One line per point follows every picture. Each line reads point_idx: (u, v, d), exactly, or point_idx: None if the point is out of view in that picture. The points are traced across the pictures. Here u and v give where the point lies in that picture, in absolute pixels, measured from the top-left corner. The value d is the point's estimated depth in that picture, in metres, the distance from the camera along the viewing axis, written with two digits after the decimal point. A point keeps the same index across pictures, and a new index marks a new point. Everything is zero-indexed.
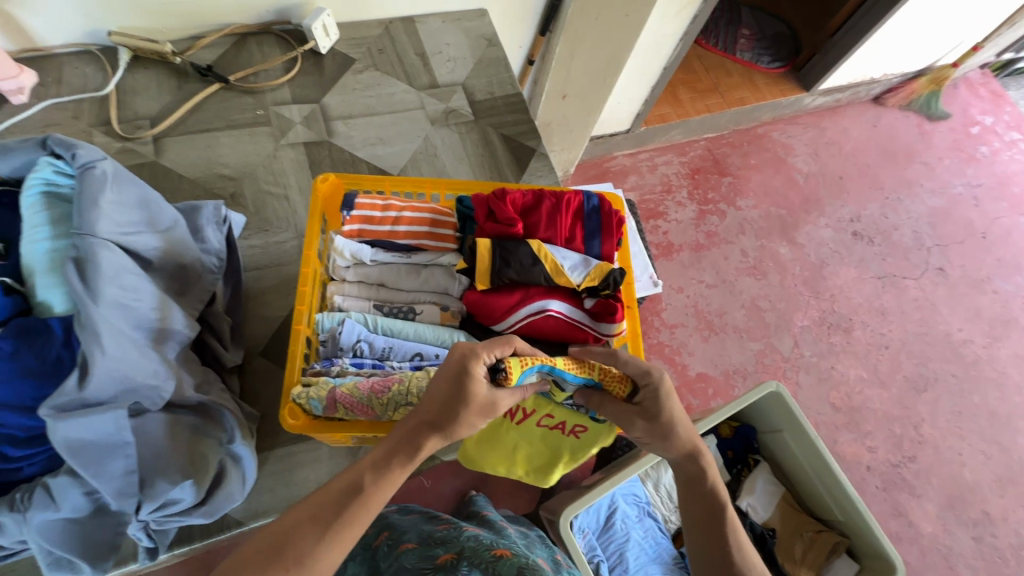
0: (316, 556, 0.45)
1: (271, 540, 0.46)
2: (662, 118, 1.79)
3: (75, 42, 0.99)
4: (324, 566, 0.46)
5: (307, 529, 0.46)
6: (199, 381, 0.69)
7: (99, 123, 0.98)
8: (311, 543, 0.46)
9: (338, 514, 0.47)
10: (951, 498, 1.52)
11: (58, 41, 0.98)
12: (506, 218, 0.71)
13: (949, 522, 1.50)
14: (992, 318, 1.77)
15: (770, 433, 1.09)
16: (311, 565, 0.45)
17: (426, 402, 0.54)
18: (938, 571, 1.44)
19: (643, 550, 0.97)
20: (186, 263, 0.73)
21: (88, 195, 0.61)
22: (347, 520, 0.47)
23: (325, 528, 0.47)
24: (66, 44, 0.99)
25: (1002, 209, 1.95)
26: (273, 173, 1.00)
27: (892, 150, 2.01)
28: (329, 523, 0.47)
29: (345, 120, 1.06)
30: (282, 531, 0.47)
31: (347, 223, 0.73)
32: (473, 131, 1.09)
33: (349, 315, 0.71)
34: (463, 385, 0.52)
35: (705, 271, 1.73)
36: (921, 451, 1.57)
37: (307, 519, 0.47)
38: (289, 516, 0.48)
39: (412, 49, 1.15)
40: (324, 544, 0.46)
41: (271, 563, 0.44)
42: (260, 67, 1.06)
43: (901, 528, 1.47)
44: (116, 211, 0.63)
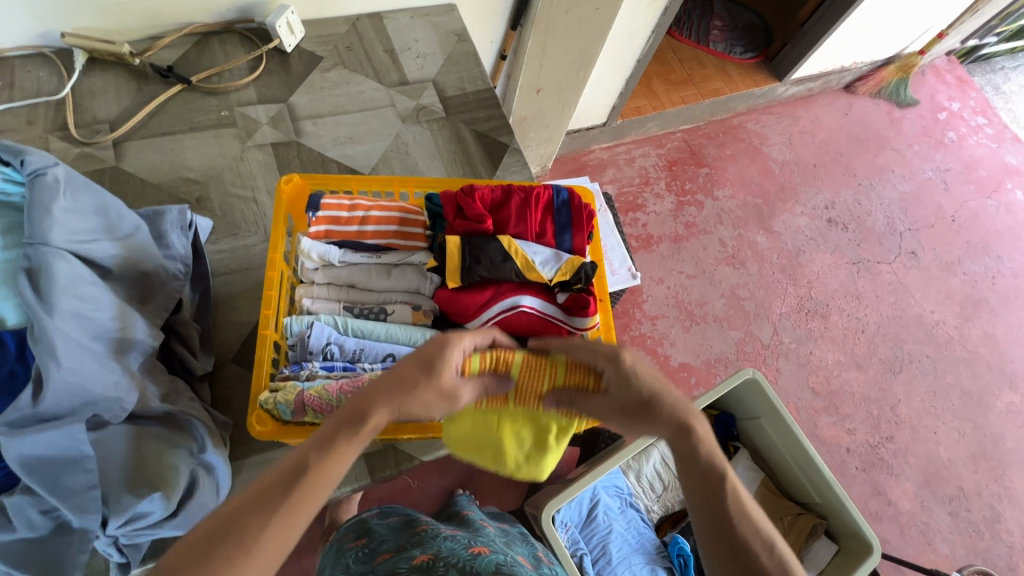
0: (259, 539, 0.43)
1: (216, 524, 0.44)
2: (638, 111, 1.80)
3: (27, 45, 0.96)
4: (271, 548, 0.44)
5: (250, 513, 0.44)
6: (165, 391, 0.68)
7: (55, 128, 0.94)
8: (256, 527, 0.44)
9: (283, 495, 0.45)
10: (928, 475, 1.56)
11: (8, 44, 0.95)
12: (475, 214, 0.71)
13: (927, 499, 1.54)
14: (963, 299, 1.82)
15: (749, 421, 1.10)
16: (256, 548, 0.43)
17: (383, 375, 0.52)
18: (917, 548, 1.47)
19: (626, 541, 0.98)
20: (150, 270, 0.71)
21: (39, 204, 0.59)
22: (292, 500, 0.45)
23: (272, 511, 0.45)
24: (18, 47, 0.95)
25: (971, 193, 2.00)
26: (240, 175, 0.97)
27: (863, 138, 2.05)
28: (279, 503, 0.45)
29: (314, 119, 1.04)
30: (232, 515, 0.44)
31: (312, 224, 0.72)
32: (445, 128, 1.08)
33: (318, 318, 0.69)
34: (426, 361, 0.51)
35: (684, 262, 1.75)
36: (898, 431, 1.60)
37: (251, 505, 0.45)
38: (240, 495, 0.46)
39: (380, 46, 1.13)
40: (269, 526, 0.44)
41: (213, 550, 0.42)
42: (224, 67, 1.03)
43: (881, 507, 1.51)
44: (70, 219, 0.61)
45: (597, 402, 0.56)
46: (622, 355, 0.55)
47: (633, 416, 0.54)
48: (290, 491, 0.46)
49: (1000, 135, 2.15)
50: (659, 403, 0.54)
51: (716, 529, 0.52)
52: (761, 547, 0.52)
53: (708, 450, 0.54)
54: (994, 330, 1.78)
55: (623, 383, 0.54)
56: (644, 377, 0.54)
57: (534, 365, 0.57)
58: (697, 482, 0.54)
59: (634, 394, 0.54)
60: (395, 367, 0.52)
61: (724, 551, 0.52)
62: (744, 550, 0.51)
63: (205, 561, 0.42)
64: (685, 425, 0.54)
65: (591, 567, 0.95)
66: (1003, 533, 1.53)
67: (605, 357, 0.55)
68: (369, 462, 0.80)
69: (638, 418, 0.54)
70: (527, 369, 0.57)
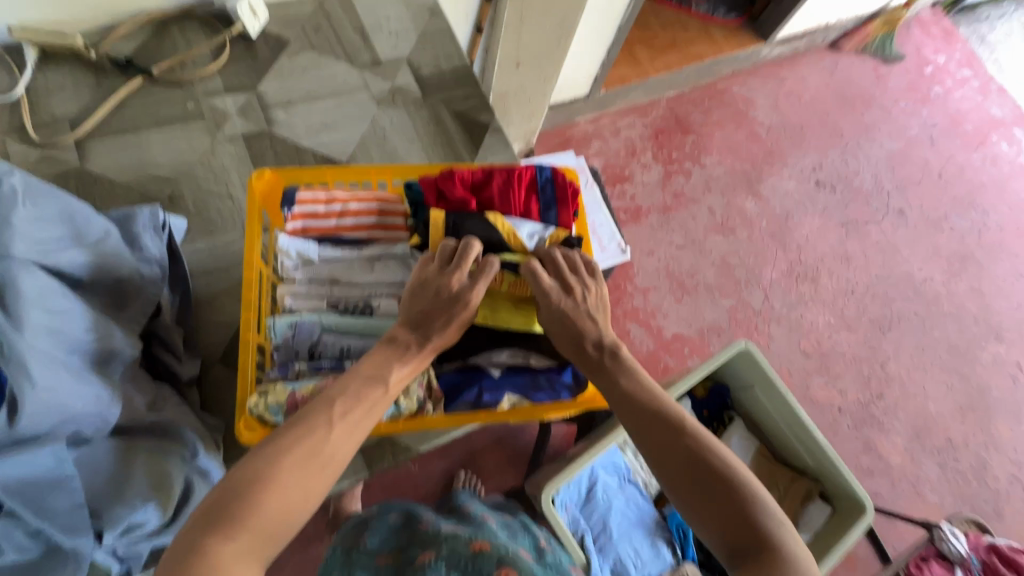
0: (328, 442, 0.51)
1: (290, 436, 0.50)
2: (621, 80, 1.77)
3: None
4: (337, 453, 0.51)
5: (319, 418, 0.52)
6: (151, 399, 0.66)
7: (13, 130, 0.90)
8: (325, 429, 0.51)
9: (349, 408, 0.54)
10: (917, 429, 1.60)
11: None
12: (458, 197, 0.69)
13: (916, 452, 1.57)
14: (950, 254, 1.83)
15: (742, 390, 1.11)
16: (324, 448, 0.50)
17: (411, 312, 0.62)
18: (907, 499, 1.52)
19: (625, 517, 1.00)
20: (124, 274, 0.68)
21: None
22: (354, 411, 0.54)
23: (337, 419, 0.53)
24: None
25: (957, 147, 1.99)
26: (212, 170, 0.94)
27: (849, 97, 2.02)
28: (345, 421, 0.53)
29: (285, 107, 1.00)
30: (302, 430, 0.51)
31: (289, 220, 0.70)
32: (423, 109, 1.05)
33: (300, 317, 0.66)
34: (434, 306, 0.61)
35: (674, 232, 1.73)
36: (888, 388, 1.63)
37: (318, 411, 0.53)
38: (307, 414, 0.52)
39: (349, 26, 1.08)
40: (336, 432, 0.52)
41: (291, 445, 0.49)
42: (186, 56, 0.98)
43: (873, 462, 1.54)
44: (34, 228, 0.59)
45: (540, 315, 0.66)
46: (575, 291, 0.65)
47: (572, 347, 0.64)
48: (354, 410, 0.54)
49: (986, 87, 2.13)
50: (596, 340, 0.64)
51: (663, 444, 0.54)
52: (704, 446, 0.53)
53: (652, 390, 0.59)
54: (980, 285, 1.80)
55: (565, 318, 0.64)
56: (581, 308, 0.65)
57: (509, 276, 0.67)
58: (648, 428, 0.56)
59: (572, 329, 0.64)
60: (413, 309, 0.62)
61: (676, 467, 0.52)
62: (690, 456, 0.52)
63: (283, 453, 0.49)
64: (622, 358, 0.63)
65: (592, 544, 0.97)
66: (990, 480, 1.58)
67: (561, 289, 0.65)
68: (366, 456, 0.80)
69: (587, 363, 0.63)
70: (505, 283, 0.67)
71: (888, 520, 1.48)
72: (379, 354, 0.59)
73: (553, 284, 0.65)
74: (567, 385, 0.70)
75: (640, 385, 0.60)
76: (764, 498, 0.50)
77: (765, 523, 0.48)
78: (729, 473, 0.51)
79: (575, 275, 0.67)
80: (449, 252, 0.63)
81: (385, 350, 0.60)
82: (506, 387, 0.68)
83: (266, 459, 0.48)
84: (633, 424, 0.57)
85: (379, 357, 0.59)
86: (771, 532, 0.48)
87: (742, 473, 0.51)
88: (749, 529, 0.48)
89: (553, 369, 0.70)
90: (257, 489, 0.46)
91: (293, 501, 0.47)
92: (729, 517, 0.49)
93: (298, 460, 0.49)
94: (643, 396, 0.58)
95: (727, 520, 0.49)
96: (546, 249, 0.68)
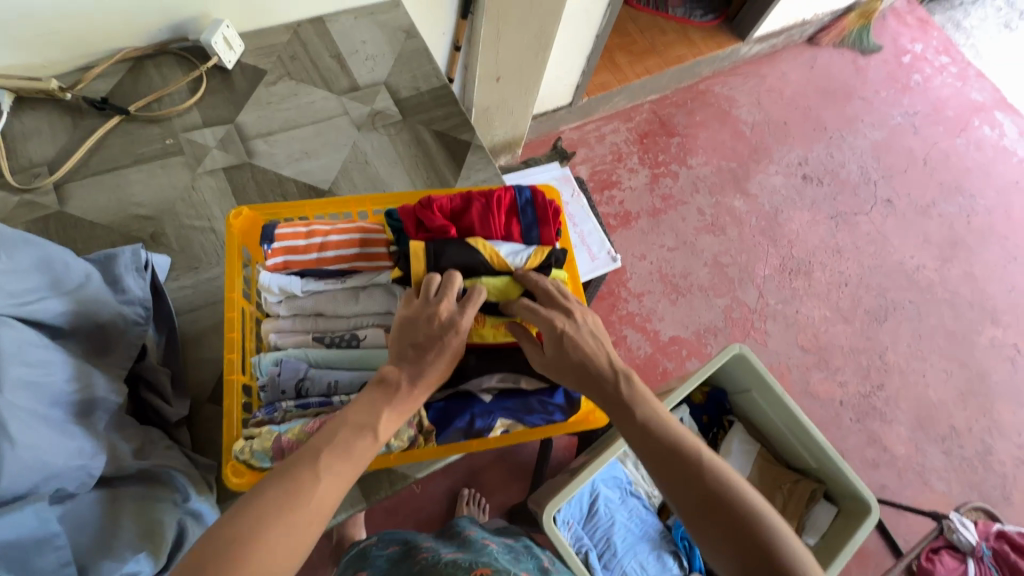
0: (316, 490, 0.49)
1: (276, 491, 0.48)
2: (603, 87, 1.78)
3: None
4: (325, 502, 0.49)
5: (307, 465, 0.50)
6: (138, 445, 0.65)
7: None
8: (312, 477, 0.49)
9: (338, 452, 0.52)
10: (920, 417, 1.59)
11: None
12: (438, 226, 0.69)
13: (920, 441, 1.57)
14: (940, 240, 1.83)
15: (739, 394, 1.10)
16: (312, 498, 0.48)
17: (404, 347, 0.61)
18: (915, 489, 1.51)
19: (630, 531, 0.99)
20: (110, 321, 0.68)
21: None
22: (343, 456, 0.52)
23: (326, 466, 0.50)
24: None
25: (940, 133, 2.00)
26: (194, 206, 0.93)
27: (830, 91, 2.03)
28: (335, 467, 0.51)
29: (265, 137, 1.00)
30: (290, 481, 0.49)
31: (269, 257, 0.68)
32: (404, 131, 1.05)
33: (285, 354, 0.67)
34: (426, 339, 0.61)
35: (665, 235, 1.73)
36: (887, 378, 1.63)
37: (305, 459, 0.50)
38: (295, 463, 0.50)
39: (326, 52, 1.08)
40: (323, 479, 0.50)
41: (278, 499, 0.47)
42: (163, 92, 0.98)
43: (878, 454, 1.54)
44: (9, 281, 0.60)
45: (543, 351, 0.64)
46: (575, 319, 0.64)
47: (575, 377, 0.61)
48: (346, 455, 0.52)
49: (964, 72, 2.15)
50: (603, 366, 0.61)
51: (681, 479, 0.53)
52: (720, 479, 0.52)
53: (664, 420, 0.57)
54: (972, 269, 1.80)
55: (567, 348, 0.62)
56: (590, 339, 0.63)
57: (492, 318, 0.69)
58: (663, 463, 0.54)
59: (578, 358, 0.61)
60: (402, 344, 0.61)
61: (695, 504, 0.51)
62: (709, 491, 0.51)
63: (271, 506, 0.47)
64: (633, 383, 0.60)
65: (598, 561, 0.95)
66: (996, 464, 1.57)
67: (561, 320, 0.64)
68: (363, 486, 0.79)
69: (598, 391, 0.60)
70: (490, 326, 0.69)
71: (896, 511, 1.47)
72: (370, 396, 0.57)
73: (548, 311, 0.64)
74: (559, 405, 0.70)
75: (653, 415, 0.57)
76: (785, 532, 0.50)
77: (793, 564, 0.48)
78: (750, 508, 0.50)
79: (569, 304, 0.66)
80: (434, 286, 0.63)
81: (378, 388, 0.57)
82: (498, 412, 0.68)
83: (254, 514, 0.46)
84: (649, 458, 0.55)
85: (369, 399, 0.56)
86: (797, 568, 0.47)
87: (760, 505, 0.51)
88: (773, 565, 0.48)
89: (544, 391, 0.70)
90: (242, 549, 0.44)
91: (281, 557, 0.45)
92: (753, 556, 0.48)
93: (284, 515, 0.46)
94: (655, 427, 0.56)
95: (752, 559, 0.48)
96: (523, 274, 0.69)
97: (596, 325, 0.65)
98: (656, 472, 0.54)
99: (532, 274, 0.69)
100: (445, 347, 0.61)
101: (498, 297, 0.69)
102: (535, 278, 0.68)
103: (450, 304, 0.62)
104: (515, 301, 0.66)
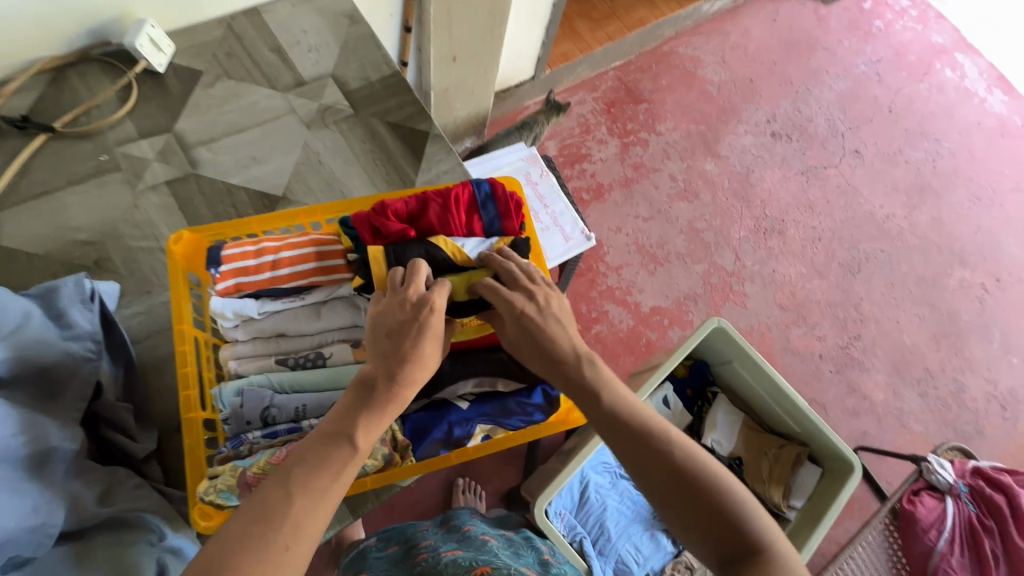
0: (290, 514, 0.46)
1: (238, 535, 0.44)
2: (565, 57, 1.74)
3: None
4: (303, 527, 0.46)
5: (278, 491, 0.47)
6: (102, 490, 0.62)
7: None
8: (284, 502, 0.46)
9: (312, 472, 0.49)
10: (896, 363, 1.63)
11: None
12: (396, 230, 0.67)
13: (897, 385, 1.61)
14: (908, 188, 1.85)
15: (722, 365, 1.11)
16: (287, 524, 0.45)
17: (379, 341, 0.58)
18: (894, 432, 1.56)
19: (622, 514, 1.03)
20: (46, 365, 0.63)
21: None
22: (318, 475, 0.49)
23: (298, 488, 0.48)
24: None
25: (903, 79, 2.00)
26: (138, 225, 0.88)
27: (795, 44, 2.00)
28: (308, 488, 0.48)
29: (208, 144, 0.94)
30: (260, 509, 0.46)
31: (219, 281, 0.66)
32: (357, 126, 0.99)
33: (247, 382, 0.66)
34: (399, 327, 0.58)
35: (639, 205, 1.71)
36: (864, 328, 1.66)
37: (276, 484, 0.48)
38: (265, 492, 0.47)
39: (264, 45, 1.01)
40: (297, 502, 0.47)
41: (250, 530, 0.45)
42: (90, 104, 0.91)
43: (858, 403, 1.58)
44: None
45: (507, 328, 0.63)
46: (540, 302, 0.63)
47: (541, 363, 0.60)
48: (320, 475, 0.49)
49: (924, 15, 2.13)
50: (568, 352, 0.60)
51: (648, 461, 0.52)
52: (686, 457, 0.52)
53: (631, 404, 0.56)
54: (940, 214, 1.83)
55: (531, 333, 0.61)
56: (554, 321, 0.62)
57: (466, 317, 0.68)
58: (630, 447, 0.53)
59: (541, 341, 0.60)
60: (377, 339, 0.58)
61: (664, 486, 0.51)
62: (675, 470, 0.51)
63: (244, 536, 0.44)
64: (599, 368, 0.59)
65: (593, 548, 0.99)
66: (969, 401, 1.63)
67: (524, 301, 0.62)
68: (350, 501, 0.76)
69: (563, 378, 0.59)
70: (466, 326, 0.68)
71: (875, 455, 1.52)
72: (347, 400, 0.54)
73: (510, 292, 0.63)
74: (538, 405, 0.68)
75: (617, 399, 0.56)
76: (753, 507, 0.49)
77: (759, 536, 0.47)
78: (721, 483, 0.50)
79: (533, 284, 0.65)
80: (399, 277, 0.61)
81: (355, 395, 0.54)
82: (476, 419, 0.67)
83: (226, 549, 0.43)
84: (616, 443, 0.54)
85: (348, 403, 0.53)
86: (766, 542, 0.47)
87: (729, 481, 0.51)
88: (745, 540, 0.47)
89: (521, 393, 0.68)
90: None
91: None
92: (721, 532, 0.48)
93: (257, 546, 0.44)
94: (620, 411, 0.55)
95: (721, 535, 0.48)
96: (488, 257, 0.67)
97: (561, 306, 0.64)
98: (624, 456, 0.53)
99: (497, 257, 0.67)
100: (428, 330, 0.58)
101: (463, 289, 0.66)
102: (497, 258, 0.66)
103: (417, 286, 0.60)
104: (479, 283, 0.64)
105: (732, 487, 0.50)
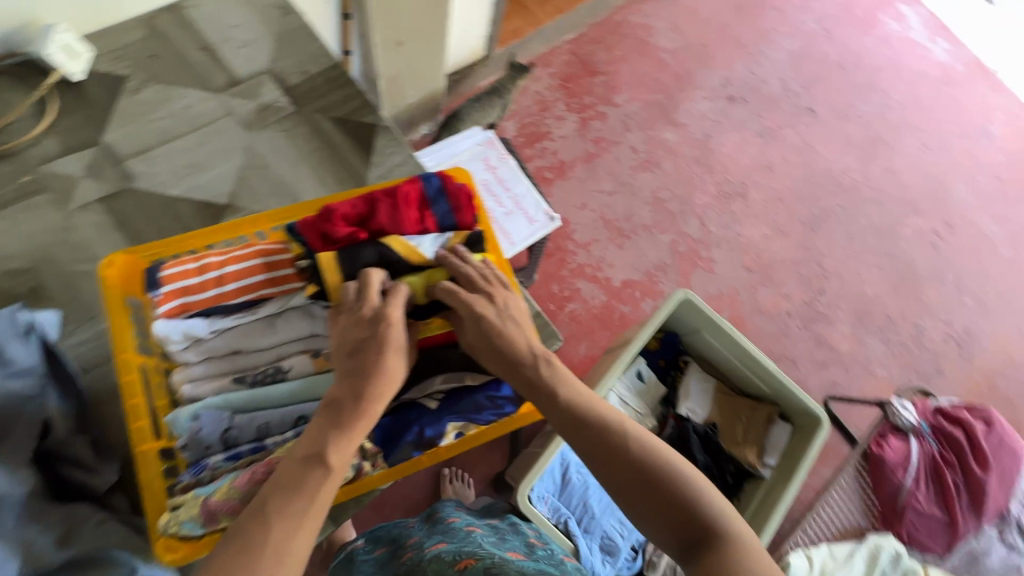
0: (273, 541, 0.49)
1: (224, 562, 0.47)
2: (515, 33, 1.76)
3: None
4: (286, 552, 0.49)
5: (259, 519, 0.50)
6: (61, 532, 0.60)
7: None
8: (265, 530, 0.49)
9: (291, 496, 0.52)
10: (859, 313, 1.66)
11: None
12: (345, 234, 0.66)
13: (862, 334, 1.64)
14: (860, 140, 1.87)
15: (691, 334, 1.13)
16: (270, 552, 0.48)
17: (344, 359, 0.60)
18: (862, 382, 1.59)
19: (604, 493, 1.08)
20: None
21: None
22: (296, 498, 0.52)
23: (278, 515, 0.50)
24: None
25: (851, 34, 2.03)
26: (73, 247, 0.83)
27: (742, 7, 2.00)
28: (287, 513, 0.51)
29: (141, 154, 0.88)
30: (243, 540, 0.49)
31: (162, 303, 0.65)
32: (300, 124, 0.95)
33: (202, 405, 0.64)
34: (362, 343, 0.60)
35: (602, 179, 1.68)
36: (828, 283, 1.68)
37: (257, 513, 0.51)
38: (247, 524, 0.50)
39: (192, 44, 0.96)
40: (278, 527, 0.50)
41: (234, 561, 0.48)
42: (5, 121, 0.85)
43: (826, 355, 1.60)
44: None
45: (466, 331, 0.65)
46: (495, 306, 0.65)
47: (501, 367, 0.63)
48: (299, 498, 0.52)
49: None
50: (525, 355, 0.62)
51: (605, 457, 0.56)
52: (640, 449, 0.56)
53: (588, 402, 0.60)
54: (893, 163, 1.85)
55: (489, 338, 0.63)
56: (510, 324, 0.64)
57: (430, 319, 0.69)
58: (588, 444, 0.57)
59: (500, 345, 0.62)
60: (343, 357, 0.60)
61: (620, 478, 0.55)
62: (629, 464, 0.55)
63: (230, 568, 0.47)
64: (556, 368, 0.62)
65: (578, 527, 1.04)
66: (928, 342, 1.65)
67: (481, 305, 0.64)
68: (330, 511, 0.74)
69: (521, 380, 0.61)
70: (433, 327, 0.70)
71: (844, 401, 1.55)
72: (318, 423, 0.56)
73: (468, 295, 0.64)
74: (508, 397, 0.69)
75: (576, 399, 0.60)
76: (704, 490, 0.54)
77: (709, 517, 0.52)
78: (675, 473, 0.54)
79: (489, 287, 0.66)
80: (353, 292, 0.62)
81: (326, 416, 0.57)
82: (446, 417, 0.67)
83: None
84: (575, 441, 0.58)
85: (320, 426, 0.56)
86: (716, 521, 0.52)
87: (681, 468, 0.55)
88: (695, 523, 0.52)
89: (491, 386, 0.69)
90: None
91: None
92: (674, 517, 0.53)
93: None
94: (577, 409, 0.59)
95: (674, 519, 0.53)
96: (444, 257, 0.67)
97: (518, 308, 0.66)
98: (583, 452, 0.57)
99: (454, 257, 0.67)
100: (392, 344, 0.61)
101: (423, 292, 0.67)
102: (453, 259, 0.67)
103: (377, 301, 0.62)
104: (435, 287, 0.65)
105: (683, 473, 0.55)
